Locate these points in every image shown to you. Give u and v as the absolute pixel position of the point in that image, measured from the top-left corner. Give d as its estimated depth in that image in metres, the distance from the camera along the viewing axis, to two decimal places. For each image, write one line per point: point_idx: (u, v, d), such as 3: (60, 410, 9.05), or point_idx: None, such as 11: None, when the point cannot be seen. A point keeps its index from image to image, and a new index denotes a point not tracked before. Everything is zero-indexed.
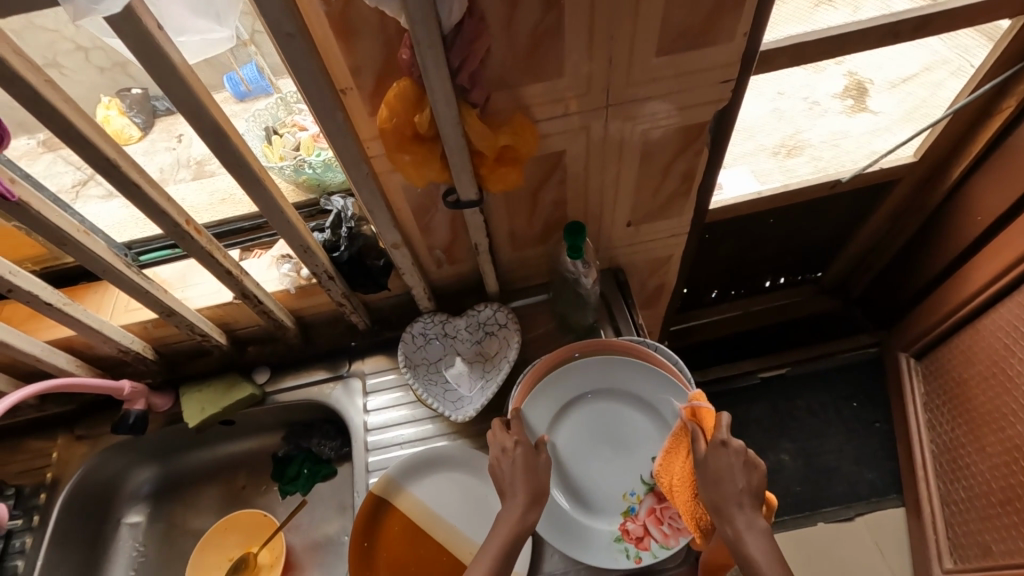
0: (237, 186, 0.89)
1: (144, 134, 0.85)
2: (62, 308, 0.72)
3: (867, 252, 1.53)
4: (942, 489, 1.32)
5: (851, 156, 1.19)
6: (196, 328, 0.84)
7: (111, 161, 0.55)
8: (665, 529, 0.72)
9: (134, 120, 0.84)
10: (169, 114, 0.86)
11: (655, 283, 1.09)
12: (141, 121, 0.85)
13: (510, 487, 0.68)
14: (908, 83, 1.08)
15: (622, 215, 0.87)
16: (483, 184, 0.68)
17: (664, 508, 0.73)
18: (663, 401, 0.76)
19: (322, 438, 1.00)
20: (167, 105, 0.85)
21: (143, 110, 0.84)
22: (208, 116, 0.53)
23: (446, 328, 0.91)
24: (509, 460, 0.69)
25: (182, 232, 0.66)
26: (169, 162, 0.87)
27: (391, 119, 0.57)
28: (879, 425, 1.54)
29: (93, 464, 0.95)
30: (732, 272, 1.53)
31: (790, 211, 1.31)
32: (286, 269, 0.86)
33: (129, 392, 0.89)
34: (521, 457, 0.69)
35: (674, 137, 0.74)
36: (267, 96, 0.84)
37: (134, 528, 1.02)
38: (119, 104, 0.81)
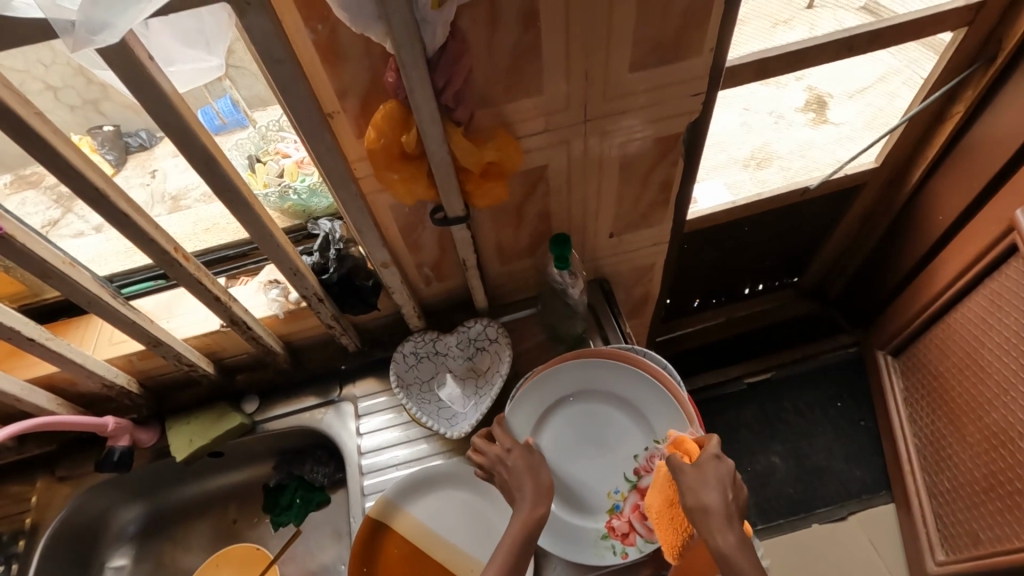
0: (224, 214, 0.89)
1: (117, 171, 0.84)
2: (45, 343, 0.71)
3: (840, 255, 1.59)
4: (928, 481, 1.35)
5: (816, 164, 1.25)
6: (183, 358, 0.83)
7: (100, 191, 0.55)
8: (649, 524, 0.72)
9: (106, 158, 0.83)
10: (142, 151, 0.87)
11: (639, 292, 1.12)
12: (112, 158, 0.84)
13: (518, 484, 0.69)
14: (865, 94, 1.15)
15: (604, 227, 0.90)
16: (469, 200, 0.70)
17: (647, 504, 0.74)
18: (647, 403, 0.76)
19: (314, 464, 0.98)
20: (141, 140, 0.85)
21: (114, 147, 0.84)
22: (199, 142, 0.54)
23: (437, 346, 0.91)
24: (509, 466, 0.71)
25: (170, 259, 0.65)
26: (143, 198, 0.86)
27: (379, 139, 0.59)
28: (864, 422, 1.57)
29: (75, 506, 0.91)
30: (713, 280, 1.56)
31: (764, 218, 1.36)
32: (274, 294, 0.86)
33: (113, 428, 0.87)
34: (519, 459, 0.71)
35: (650, 149, 0.78)
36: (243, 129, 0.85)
37: (119, 571, 0.98)
38: (90, 141, 0.81)
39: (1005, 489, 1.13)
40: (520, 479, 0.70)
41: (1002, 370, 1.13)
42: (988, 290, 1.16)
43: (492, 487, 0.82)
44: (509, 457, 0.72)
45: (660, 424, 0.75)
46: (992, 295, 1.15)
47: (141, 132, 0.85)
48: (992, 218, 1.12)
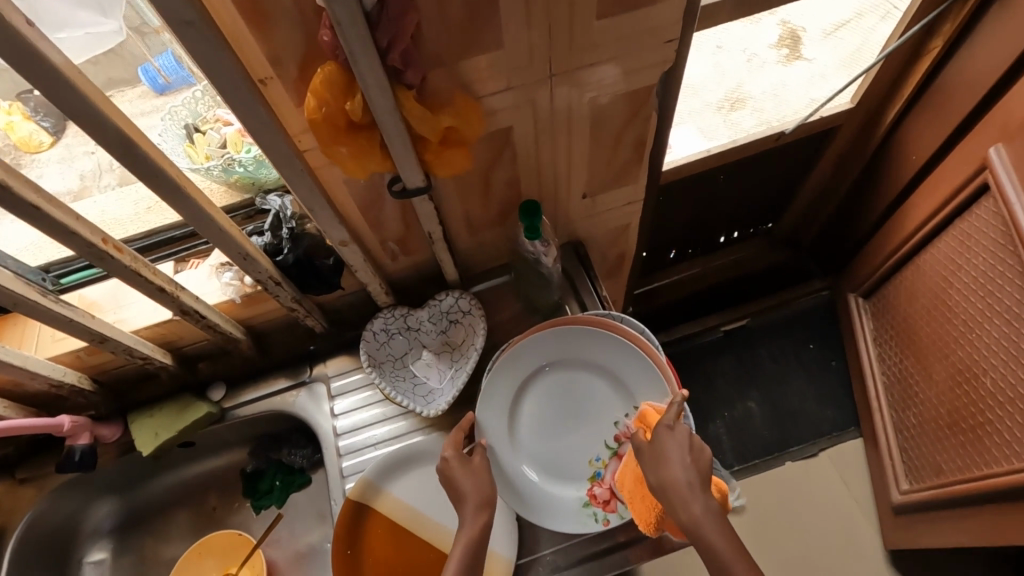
0: None
1: (55, 139, 0.81)
2: None
3: (814, 200, 1.58)
4: (895, 417, 1.41)
5: (792, 107, 1.20)
6: (136, 353, 0.78)
7: (1, 183, 0.48)
8: None
9: (42, 125, 0.80)
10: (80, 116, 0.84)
11: (615, 252, 1.08)
12: (50, 125, 0.81)
13: (467, 466, 0.67)
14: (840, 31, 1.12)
15: (577, 188, 0.85)
16: (430, 169, 0.64)
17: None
18: (626, 370, 0.75)
19: (292, 447, 0.96)
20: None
21: (49, 113, 0.80)
22: (109, 121, 0.47)
23: (409, 321, 0.87)
24: (448, 474, 0.67)
25: (99, 252, 0.59)
26: (89, 167, 0.83)
27: (321, 109, 0.52)
28: (834, 363, 1.63)
29: (42, 509, 0.88)
30: (689, 231, 1.55)
31: (740, 166, 1.33)
32: (228, 278, 0.80)
33: (70, 427, 0.82)
34: (457, 468, 0.67)
35: (621, 104, 0.72)
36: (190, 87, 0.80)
37: (98, 565, 0.96)
38: (21, 108, 0.78)
39: (967, 422, 1.18)
40: (456, 479, 0.66)
41: (969, 309, 1.15)
42: (958, 232, 1.16)
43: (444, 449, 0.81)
44: (446, 465, 0.68)
45: (640, 389, 0.73)
46: (961, 236, 1.15)
47: None
48: (964, 159, 1.11)
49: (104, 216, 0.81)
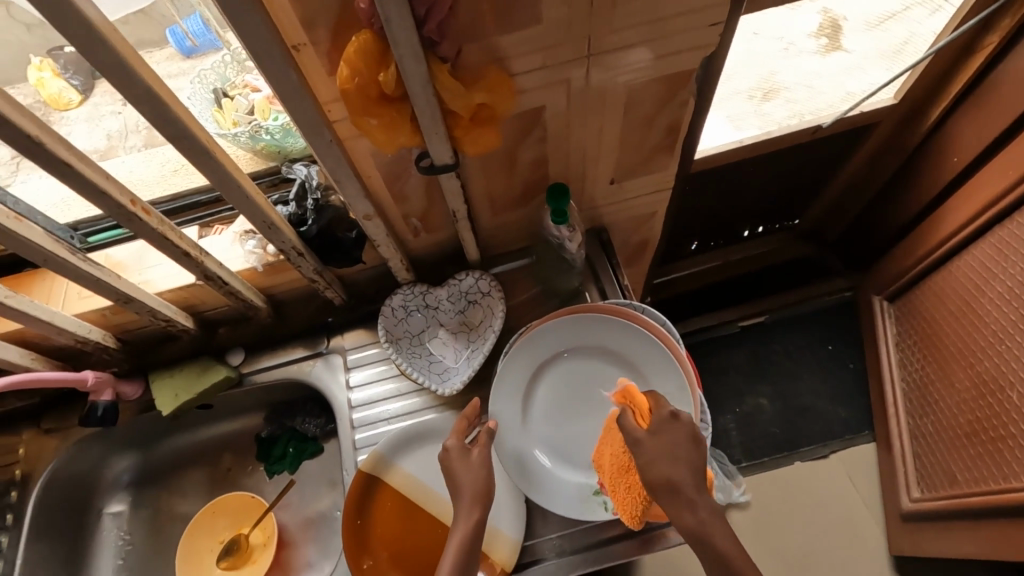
0: None
1: (83, 98, 0.82)
2: (6, 301, 0.66)
3: (842, 197, 1.53)
4: (911, 423, 1.38)
5: (827, 100, 1.15)
6: (159, 315, 0.79)
7: (33, 139, 0.48)
8: None
9: (71, 83, 0.80)
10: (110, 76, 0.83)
11: (638, 240, 1.06)
12: (79, 83, 0.81)
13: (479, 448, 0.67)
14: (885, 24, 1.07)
15: (605, 173, 0.83)
16: (458, 146, 0.63)
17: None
18: (644, 361, 0.74)
19: (305, 415, 0.97)
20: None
21: (79, 71, 0.80)
22: (141, 81, 0.46)
23: (428, 299, 0.87)
24: (448, 465, 0.67)
25: (127, 213, 0.59)
26: (117, 127, 0.83)
27: (354, 79, 0.51)
28: (853, 364, 1.60)
29: (64, 459, 0.90)
30: (712, 222, 1.51)
31: (770, 159, 1.29)
32: (251, 245, 0.80)
33: (93, 382, 0.84)
34: (457, 459, 0.67)
35: (658, 88, 0.70)
36: (217, 52, 0.80)
37: (117, 517, 0.98)
38: (51, 65, 0.78)
39: (987, 434, 1.15)
40: (455, 471, 0.66)
41: (1001, 319, 1.12)
42: (997, 239, 1.12)
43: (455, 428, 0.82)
44: (446, 455, 0.67)
45: (657, 381, 0.73)
46: (1000, 243, 1.11)
47: None
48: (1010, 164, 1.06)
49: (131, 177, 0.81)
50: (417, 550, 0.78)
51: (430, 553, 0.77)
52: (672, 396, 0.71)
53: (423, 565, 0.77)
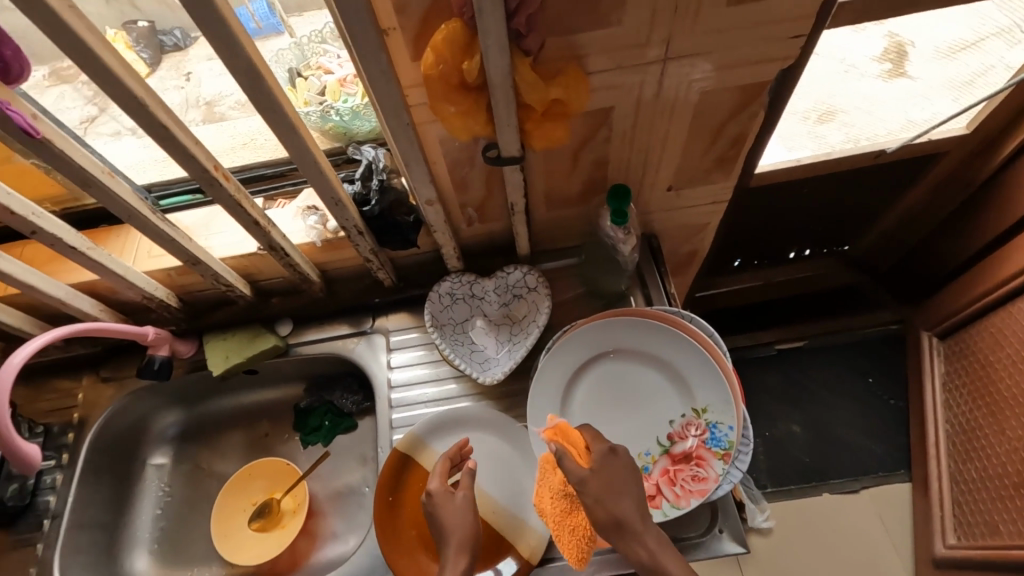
0: (261, 130, 0.85)
1: (151, 71, 0.79)
2: (87, 253, 0.71)
3: (898, 227, 1.48)
4: (953, 467, 1.33)
5: (886, 124, 1.10)
6: (221, 279, 0.83)
7: (138, 100, 0.51)
8: (677, 490, 0.68)
9: (140, 56, 0.78)
10: (177, 52, 0.80)
11: (686, 251, 1.06)
12: (147, 56, 0.78)
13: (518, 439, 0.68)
14: (960, 53, 0.99)
15: (663, 180, 0.83)
16: (526, 140, 0.64)
17: (678, 470, 0.70)
18: (688, 369, 0.73)
19: (344, 391, 1.00)
20: (176, 40, 0.79)
21: (149, 45, 0.78)
22: (244, 54, 0.48)
23: (474, 289, 0.88)
24: (433, 506, 0.69)
25: (210, 178, 0.62)
26: (177, 102, 0.81)
27: (437, 65, 0.53)
28: (893, 401, 1.56)
29: (117, 408, 0.95)
30: (759, 240, 1.48)
31: (827, 181, 1.25)
32: (312, 221, 0.83)
33: (153, 338, 0.88)
34: (443, 501, 0.69)
35: (729, 97, 0.69)
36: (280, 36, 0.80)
37: (160, 469, 1.02)
38: (125, 38, 0.75)
39: None
40: (439, 514, 0.68)
41: None
42: None
43: (489, 417, 0.82)
44: (432, 499, 0.70)
45: (701, 391, 0.72)
46: None
47: (176, 31, 0.78)
48: None
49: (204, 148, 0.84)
50: None
51: None
52: (716, 408, 0.70)
53: None
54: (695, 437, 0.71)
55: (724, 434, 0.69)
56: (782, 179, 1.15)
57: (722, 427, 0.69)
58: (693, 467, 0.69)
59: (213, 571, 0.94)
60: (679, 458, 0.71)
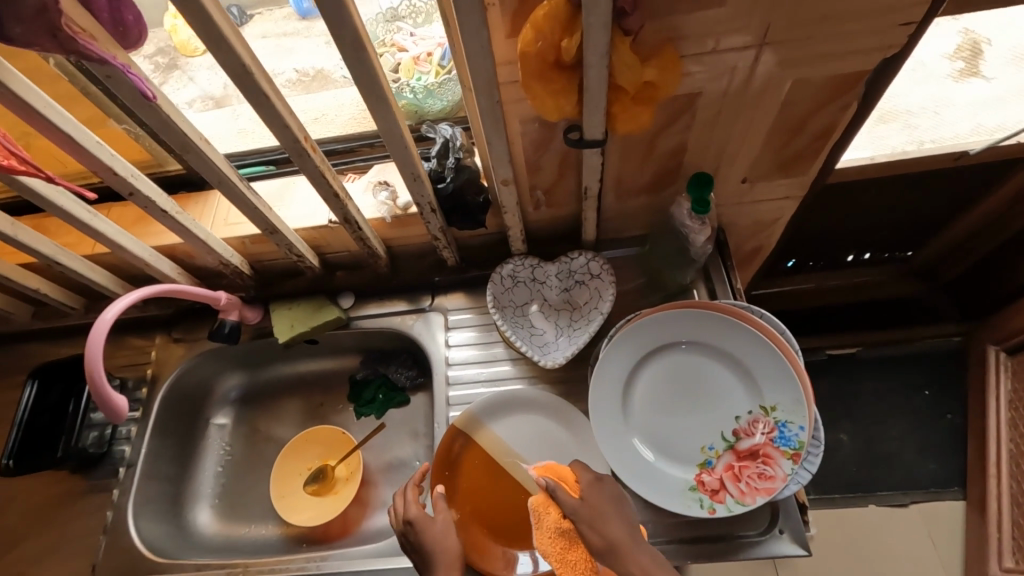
0: (331, 106, 0.90)
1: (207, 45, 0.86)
2: (176, 216, 0.74)
3: (968, 236, 1.36)
4: (1014, 489, 1.26)
5: (953, 128, 0.98)
6: (294, 249, 0.85)
7: (246, 69, 0.52)
8: (742, 486, 0.68)
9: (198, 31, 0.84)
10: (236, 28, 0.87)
11: (750, 247, 1.03)
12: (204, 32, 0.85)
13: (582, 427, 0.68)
14: None
15: (738, 171, 0.81)
16: (610, 124, 0.63)
17: (743, 466, 0.69)
18: (757, 366, 0.71)
19: (399, 365, 1.02)
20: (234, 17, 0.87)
21: None
22: (352, 27, 0.49)
23: (536, 273, 0.88)
24: (413, 530, 0.70)
25: (300, 148, 0.63)
26: None
27: (536, 42, 0.52)
28: (950, 416, 1.46)
29: (187, 367, 0.99)
30: (817, 243, 1.40)
31: (898, 183, 1.16)
32: (383, 197, 0.84)
33: (225, 303, 0.92)
34: (425, 524, 0.70)
35: (824, 86, 0.66)
36: None
37: (221, 430, 1.06)
38: None
39: None
40: (425, 538, 0.70)
41: None
42: None
43: (545, 400, 0.83)
44: (415, 524, 0.70)
45: (769, 389, 0.70)
46: None
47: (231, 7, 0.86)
48: None
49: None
50: (499, 509, 0.79)
51: (511, 514, 0.79)
52: (785, 407, 0.68)
53: (504, 525, 0.78)
54: (762, 435, 0.69)
55: (794, 434, 0.67)
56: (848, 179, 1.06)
57: (792, 427, 0.67)
58: (759, 463, 0.68)
59: (270, 529, 0.97)
60: (744, 454, 0.70)
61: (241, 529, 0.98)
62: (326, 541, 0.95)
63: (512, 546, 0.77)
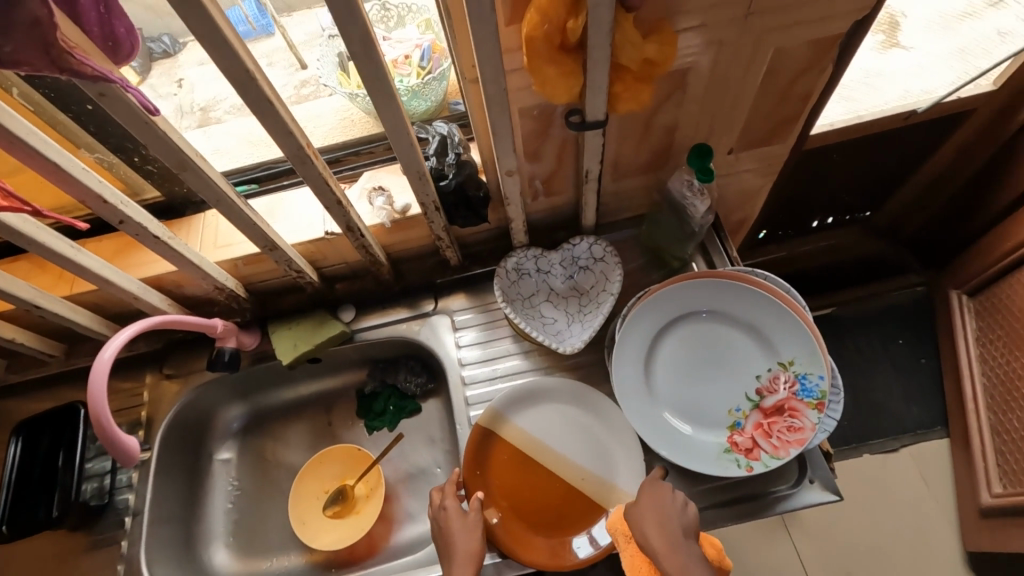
0: (307, 120, 0.88)
1: (142, 79, 0.81)
2: (168, 242, 0.70)
3: (922, 192, 1.41)
4: (994, 419, 1.23)
5: (885, 96, 1.06)
6: (293, 265, 0.83)
7: (250, 74, 0.51)
8: (774, 442, 0.70)
9: (130, 65, 0.80)
10: (166, 58, 0.83)
11: (737, 218, 1.07)
12: (137, 65, 0.80)
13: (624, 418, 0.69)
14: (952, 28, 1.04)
15: (726, 143, 0.84)
16: (611, 104, 0.64)
17: (771, 423, 0.71)
18: (770, 326, 0.73)
19: (407, 373, 0.99)
20: (165, 47, 0.81)
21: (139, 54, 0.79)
22: (360, 21, 0.48)
23: (540, 263, 0.89)
24: (443, 525, 0.73)
25: (303, 155, 0.62)
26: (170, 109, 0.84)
27: (542, 25, 0.53)
28: (925, 360, 1.45)
29: (185, 402, 0.94)
30: (784, 210, 1.44)
31: (857, 145, 1.19)
32: (381, 202, 0.82)
33: (221, 330, 0.88)
34: (454, 519, 0.73)
35: (803, 53, 0.70)
36: (270, 36, 0.85)
37: (226, 464, 1.01)
38: None
39: None
40: (451, 533, 0.72)
41: None
42: None
43: (566, 387, 0.83)
44: (445, 513, 0.74)
45: (786, 346, 0.72)
46: None
47: (164, 37, 0.80)
48: None
49: (250, 138, 0.88)
50: (537, 502, 0.79)
51: (551, 504, 0.78)
52: (803, 360, 0.71)
53: (545, 516, 0.78)
54: (785, 390, 0.71)
55: (815, 385, 0.69)
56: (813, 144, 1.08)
57: (812, 378, 0.70)
58: (787, 417, 0.70)
59: (293, 559, 0.94)
60: (771, 411, 0.72)
61: (262, 563, 0.94)
62: (354, 562, 0.92)
63: (556, 536, 0.76)
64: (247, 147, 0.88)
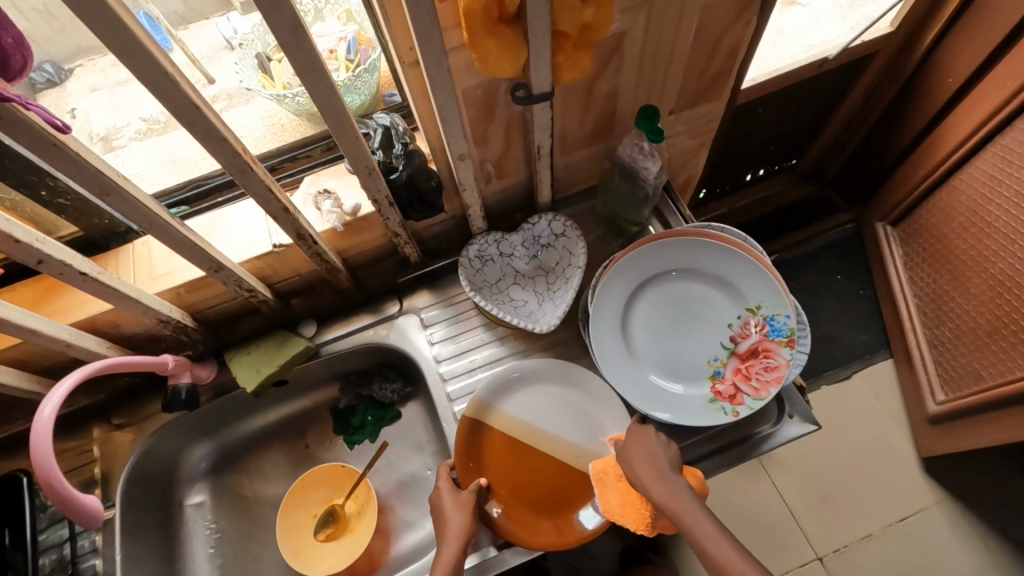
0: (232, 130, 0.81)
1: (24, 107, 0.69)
2: (98, 277, 0.63)
3: (839, 134, 1.49)
4: (930, 333, 1.32)
5: (790, 52, 1.12)
6: (244, 284, 0.77)
7: (170, 77, 0.46)
8: (755, 383, 0.73)
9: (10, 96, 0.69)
10: (52, 89, 0.73)
11: (683, 177, 1.10)
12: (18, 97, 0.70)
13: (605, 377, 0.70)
14: None
15: (667, 104, 0.85)
16: (555, 74, 0.64)
17: (749, 366, 0.74)
18: (734, 273, 0.76)
19: (383, 381, 0.96)
20: (48, 75, 0.71)
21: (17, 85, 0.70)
22: (286, 6, 0.44)
23: (502, 247, 0.88)
24: (438, 505, 0.73)
25: (241, 163, 0.57)
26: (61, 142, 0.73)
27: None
28: (864, 291, 1.53)
29: (144, 451, 0.87)
30: (719, 168, 1.48)
31: (779, 97, 1.25)
32: (329, 205, 0.78)
33: (173, 365, 0.82)
34: (447, 500, 0.73)
35: (729, 5, 0.71)
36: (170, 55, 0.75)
37: (200, 508, 0.94)
38: None
39: (1009, 328, 1.10)
40: (444, 515, 0.71)
41: (1012, 223, 1.07)
42: (998, 148, 1.08)
43: (549, 367, 0.82)
44: (437, 493, 0.74)
45: (751, 291, 0.75)
46: (1002, 152, 1.07)
47: (46, 64, 0.71)
48: (1007, 76, 1.03)
49: (172, 158, 0.81)
50: (536, 486, 0.78)
51: (547, 486, 0.78)
52: (769, 302, 0.73)
53: (545, 499, 0.77)
54: (757, 333, 0.74)
55: (784, 323, 0.72)
56: (739, 100, 1.12)
57: (780, 318, 0.73)
58: (764, 358, 0.73)
59: None
60: (747, 355, 0.74)
61: None
62: None
63: (558, 516, 0.76)
64: (167, 167, 0.80)
